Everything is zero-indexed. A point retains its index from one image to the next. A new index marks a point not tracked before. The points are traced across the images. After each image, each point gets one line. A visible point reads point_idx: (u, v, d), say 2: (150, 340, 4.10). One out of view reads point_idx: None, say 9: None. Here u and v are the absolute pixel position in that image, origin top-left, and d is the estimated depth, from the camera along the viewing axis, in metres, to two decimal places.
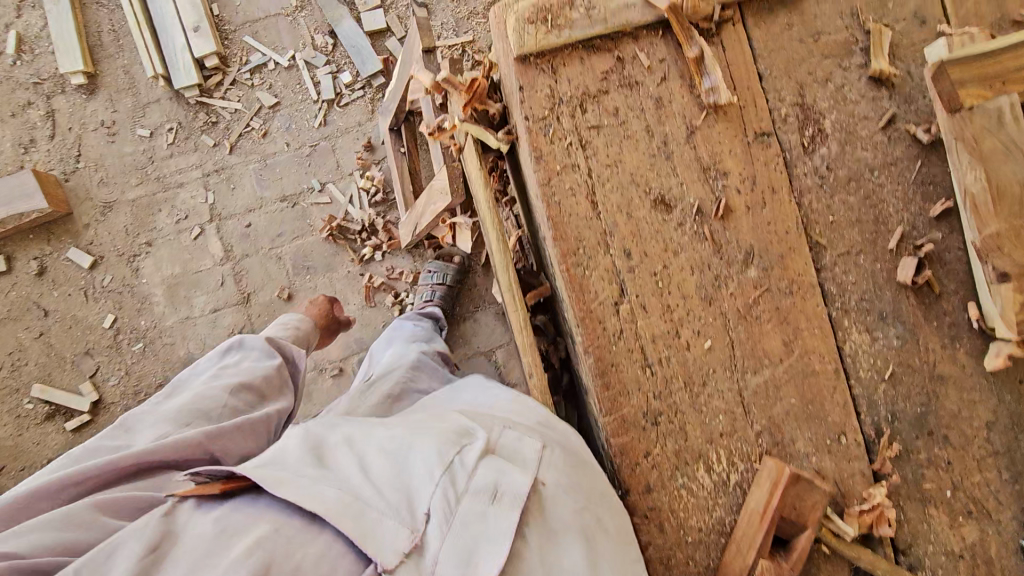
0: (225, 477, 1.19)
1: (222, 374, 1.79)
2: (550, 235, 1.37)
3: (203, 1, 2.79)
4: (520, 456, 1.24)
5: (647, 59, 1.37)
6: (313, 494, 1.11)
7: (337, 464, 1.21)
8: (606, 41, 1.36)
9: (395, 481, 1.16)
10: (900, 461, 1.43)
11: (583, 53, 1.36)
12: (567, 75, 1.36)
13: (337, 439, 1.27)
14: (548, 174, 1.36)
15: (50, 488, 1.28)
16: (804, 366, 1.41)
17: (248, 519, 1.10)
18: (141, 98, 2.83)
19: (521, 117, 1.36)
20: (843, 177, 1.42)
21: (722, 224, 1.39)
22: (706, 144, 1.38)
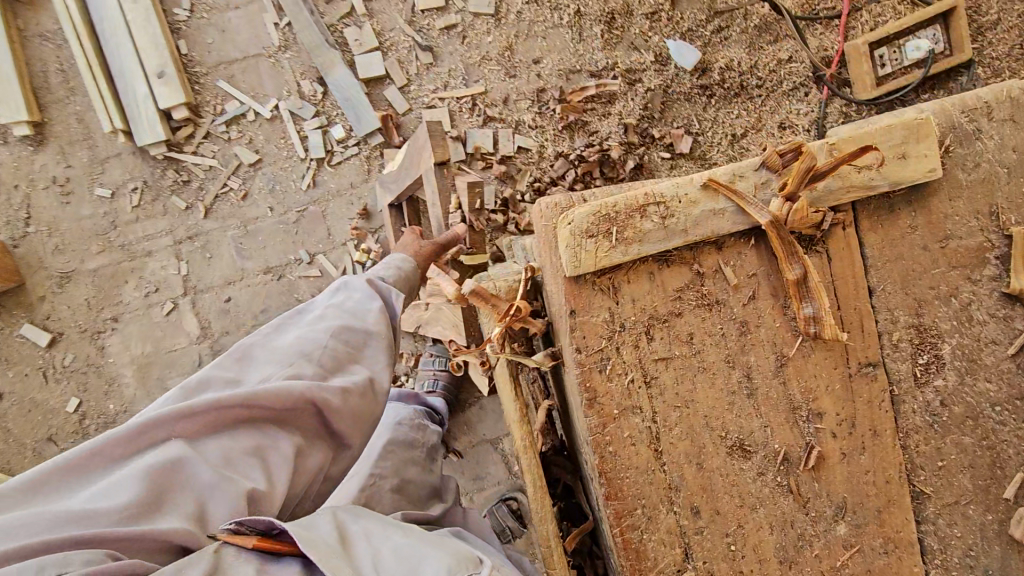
0: (263, 530, 0.96)
1: (331, 303, 1.32)
2: (601, 490, 1.10)
3: (168, 39, 2.35)
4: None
5: (733, 272, 1.07)
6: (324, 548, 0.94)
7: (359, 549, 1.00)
8: (683, 251, 1.05)
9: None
10: None
11: (653, 268, 1.05)
12: (630, 295, 1.05)
13: (358, 526, 1.06)
14: (602, 419, 1.07)
15: (111, 449, 0.98)
16: None
17: None
18: (98, 152, 2.43)
19: (569, 348, 1.06)
20: (959, 413, 1.15)
21: (811, 475, 1.13)
22: (799, 378, 1.10)
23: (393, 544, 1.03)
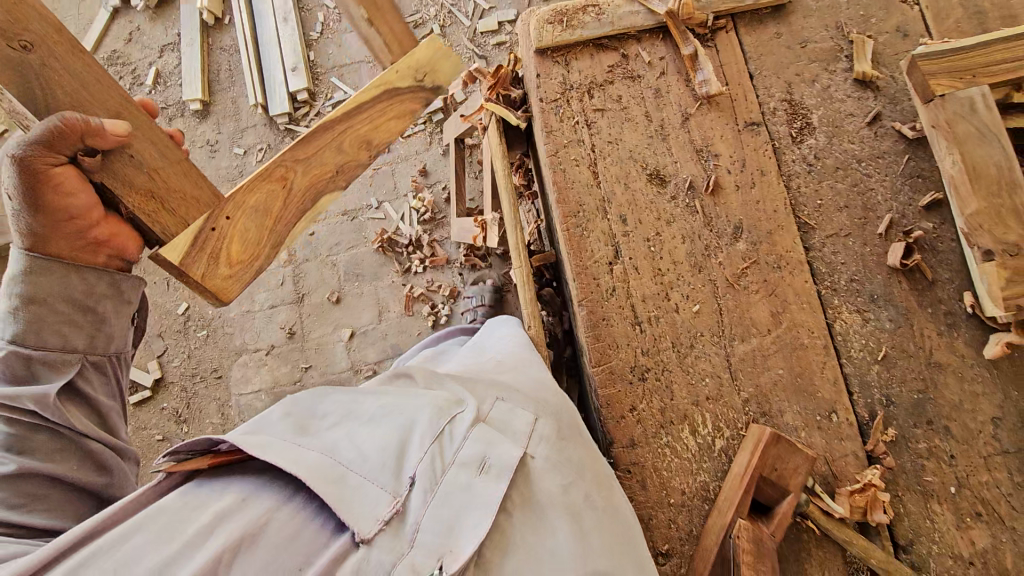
0: (207, 448, 1.04)
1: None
2: (555, 200, 1.54)
3: (303, 49, 3.35)
4: (510, 428, 1.20)
5: (648, 56, 1.59)
6: (294, 453, 1.03)
7: (319, 433, 1.11)
8: (613, 41, 1.60)
9: (378, 460, 1.06)
10: (895, 447, 1.38)
11: (593, 50, 1.60)
12: (578, 66, 1.60)
13: (329, 414, 1.16)
14: (556, 147, 1.55)
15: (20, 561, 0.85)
16: (793, 338, 1.43)
17: (214, 493, 0.99)
18: (241, 123, 3.35)
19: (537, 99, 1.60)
20: (831, 166, 1.53)
21: (713, 201, 1.51)
22: (699, 129, 1.54)
23: (367, 422, 1.14)
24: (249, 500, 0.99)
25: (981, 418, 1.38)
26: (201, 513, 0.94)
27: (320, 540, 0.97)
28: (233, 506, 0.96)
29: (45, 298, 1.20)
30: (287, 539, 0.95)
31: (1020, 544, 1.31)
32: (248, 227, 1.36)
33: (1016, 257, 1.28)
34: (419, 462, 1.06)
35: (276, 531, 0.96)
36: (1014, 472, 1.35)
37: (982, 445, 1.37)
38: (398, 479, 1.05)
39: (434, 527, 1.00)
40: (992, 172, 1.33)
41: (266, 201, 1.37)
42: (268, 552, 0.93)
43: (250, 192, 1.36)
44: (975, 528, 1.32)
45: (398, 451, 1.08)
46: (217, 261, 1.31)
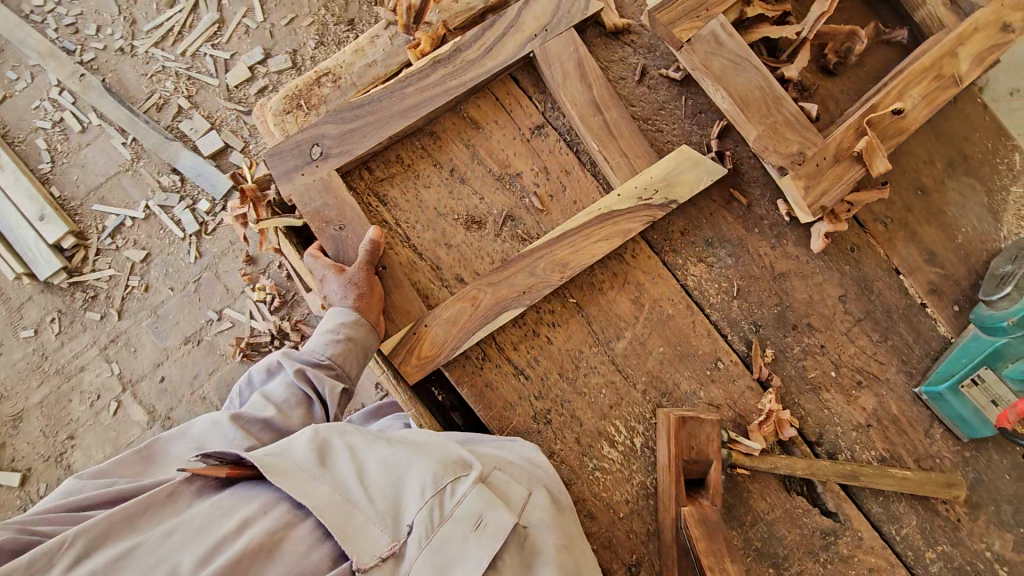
0: (233, 461, 1.08)
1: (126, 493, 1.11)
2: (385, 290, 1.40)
3: (41, 189, 2.81)
4: (507, 495, 1.17)
5: None
6: (307, 485, 1.05)
7: (338, 468, 1.10)
8: None
9: (386, 500, 1.07)
10: (778, 363, 1.50)
11: None
12: None
13: (344, 452, 1.13)
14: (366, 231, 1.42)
15: (93, 534, 0.96)
16: (660, 314, 1.47)
17: (244, 497, 1.04)
18: (14, 302, 2.81)
19: (318, 198, 1.34)
20: (629, 135, 1.45)
21: (535, 220, 1.46)
22: (492, 155, 1.46)
23: (380, 469, 1.12)
24: (270, 512, 1.03)
25: (831, 302, 1.53)
26: (230, 517, 1.01)
27: (327, 563, 1.00)
28: (256, 517, 1.01)
29: (349, 337, 1.29)
30: (303, 555, 1.00)
31: (895, 389, 1.53)
32: (440, 330, 1.35)
33: (804, 164, 1.36)
34: (417, 512, 1.05)
35: (293, 548, 1.00)
36: (870, 333, 1.54)
37: (841, 324, 1.53)
38: (398, 525, 1.04)
39: (422, 572, 1.00)
40: (757, 95, 1.38)
41: (455, 314, 1.36)
42: (286, 568, 0.97)
43: (444, 305, 1.36)
44: (861, 395, 1.52)
45: (406, 495, 1.07)
46: (410, 352, 1.35)
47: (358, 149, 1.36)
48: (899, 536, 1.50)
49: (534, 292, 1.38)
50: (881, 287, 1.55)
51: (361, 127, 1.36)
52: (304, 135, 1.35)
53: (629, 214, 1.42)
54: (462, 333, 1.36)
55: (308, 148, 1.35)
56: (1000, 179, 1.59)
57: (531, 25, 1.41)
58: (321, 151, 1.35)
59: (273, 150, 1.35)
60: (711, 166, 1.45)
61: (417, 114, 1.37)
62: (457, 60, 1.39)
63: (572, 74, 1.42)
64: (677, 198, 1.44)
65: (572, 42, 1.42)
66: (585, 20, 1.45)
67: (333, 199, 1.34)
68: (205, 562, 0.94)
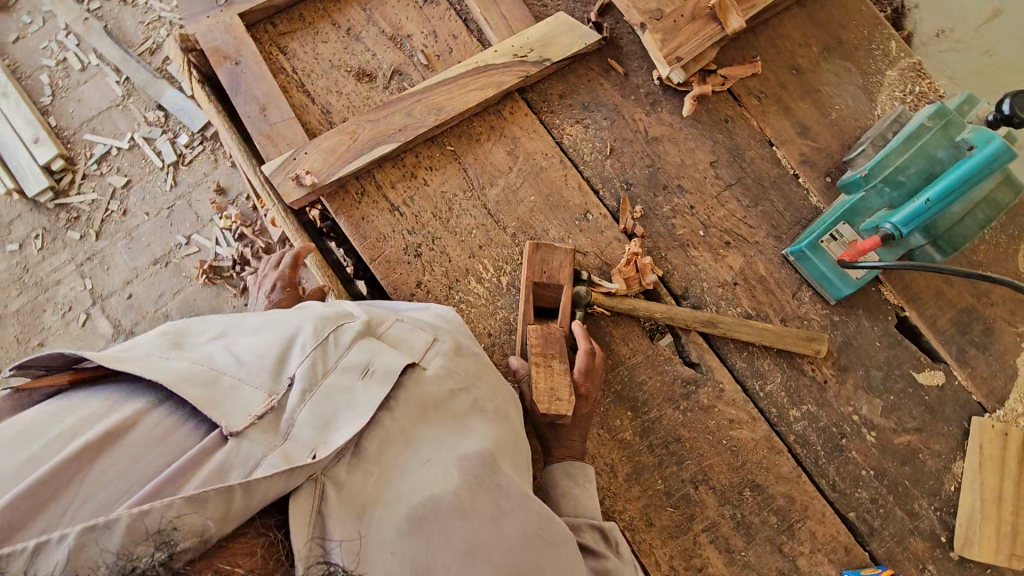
0: (73, 365, 0.97)
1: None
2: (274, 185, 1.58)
3: (38, 117, 3.08)
4: (403, 344, 1.16)
5: None
6: (158, 364, 0.94)
7: (199, 347, 1.01)
8: None
9: (260, 368, 0.99)
10: (647, 219, 1.57)
11: None
12: None
13: (209, 339, 1.05)
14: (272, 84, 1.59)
15: None
16: (533, 166, 1.57)
17: (86, 397, 0.92)
18: (4, 218, 3.05)
19: (220, 36, 1.52)
20: (510, 2, 1.59)
21: (422, 76, 1.59)
22: (385, 18, 1.61)
23: (251, 338, 1.05)
24: (114, 409, 0.90)
25: (703, 167, 1.60)
26: (60, 423, 0.87)
27: (192, 440, 0.89)
28: (92, 420, 0.87)
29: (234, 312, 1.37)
30: (158, 440, 0.87)
31: (763, 252, 1.57)
32: (317, 161, 1.48)
33: (661, 20, 1.47)
34: (299, 364, 1.00)
35: (146, 428, 0.88)
36: (741, 198, 1.60)
37: (712, 188, 1.60)
38: (276, 381, 0.98)
39: (310, 423, 0.95)
40: None
41: (333, 145, 1.49)
42: (140, 454, 0.85)
43: (324, 138, 1.50)
44: (729, 255, 1.57)
45: (281, 354, 1.02)
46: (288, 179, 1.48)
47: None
48: (762, 393, 1.53)
49: (408, 130, 1.50)
50: (753, 157, 1.62)
51: None
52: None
53: (503, 68, 1.55)
54: (338, 163, 1.49)
55: None
56: (876, 64, 1.66)
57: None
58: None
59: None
60: (585, 32, 1.58)
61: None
62: None
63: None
64: (552, 58, 1.56)
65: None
66: None
67: (234, 39, 1.51)
68: (37, 463, 0.81)
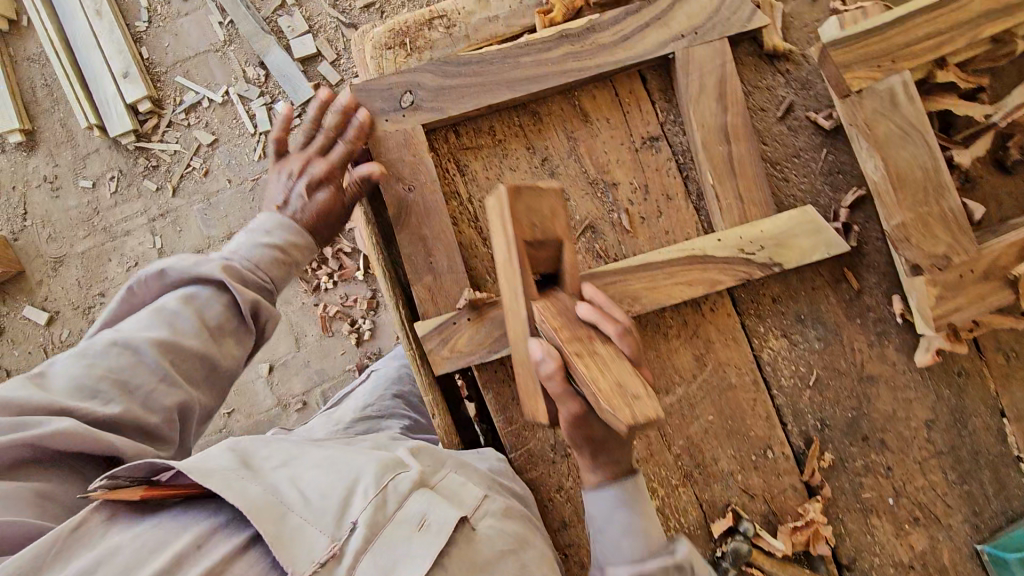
0: (150, 479, 0.93)
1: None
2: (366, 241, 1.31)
3: (130, 46, 2.76)
4: (460, 500, 1.06)
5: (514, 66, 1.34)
6: (237, 484, 0.94)
7: (269, 475, 1.00)
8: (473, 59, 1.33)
9: (329, 511, 0.95)
10: (833, 472, 1.34)
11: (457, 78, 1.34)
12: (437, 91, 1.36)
13: (280, 472, 1.01)
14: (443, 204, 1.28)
15: None
16: (721, 380, 1.32)
17: (172, 529, 0.89)
18: (80, 150, 2.82)
19: (395, 149, 1.24)
20: (751, 178, 1.26)
21: (619, 240, 1.30)
22: (591, 155, 1.30)
23: (315, 473, 1.02)
24: (207, 539, 0.89)
25: (915, 424, 1.34)
26: (162, 551, 0.85)
27: None
28: (190, 555, 0.86)
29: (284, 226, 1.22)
30: None
31: (953, 538, 1.34)
32: (479, 330, 1.24)
33: (945, 271, 1.16)
34: (362, 511, 0.96)
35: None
36: (947, 471, 1.35)
37: (916, 450, 1.35)
38: (340, 523, 0.94)
39: None
40: (918, 177, 1.16)
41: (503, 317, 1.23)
42: None
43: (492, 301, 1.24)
44: (913, 533, 1.34)
45: (340, 503, 0.97)
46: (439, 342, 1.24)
47: (453, 108, 1.23)
48: None
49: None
50: (976, 424, 1.35)
51: (461, 87, 1.23)
52: (398, 80, 1.24)
53: (722, 264, 1.25)
54: (502, 339, 1.24)
55: (401, 93, 1.24)
56: None
57: (679, 24, 1.26)
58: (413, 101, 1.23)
59: (361, 85, 1.24)
60: (832, 236, 1.27)
61: (532, 88, 1.24)
62: (587, 41, 1.25)
63: (709, 91, 1.26)
64: (783, 263, 1.26)
65: (720, 52, 1.26)
66: (740, 34, 1.29)
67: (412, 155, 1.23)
68: None
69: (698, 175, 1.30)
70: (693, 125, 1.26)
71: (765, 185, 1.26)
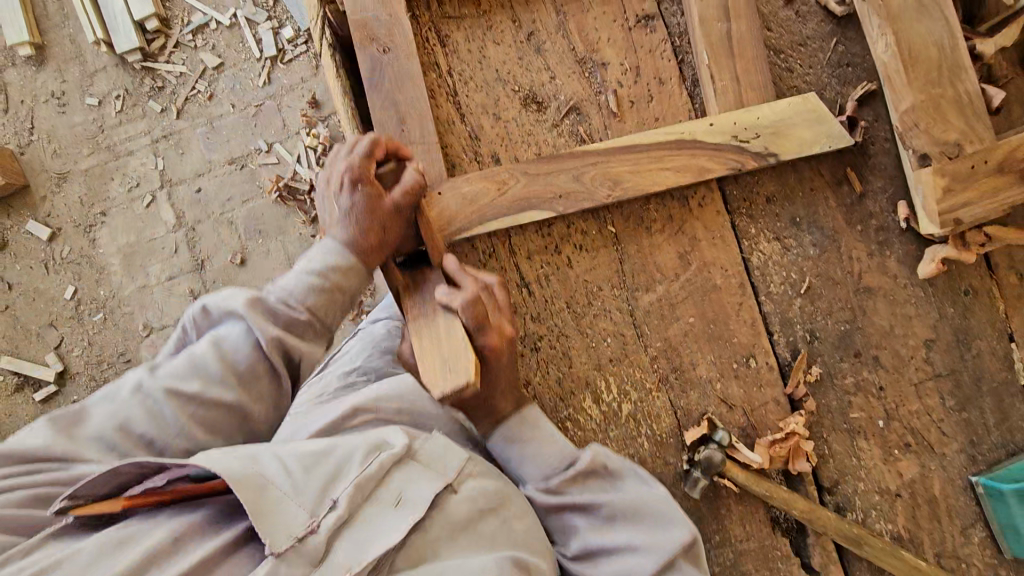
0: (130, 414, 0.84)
1: None
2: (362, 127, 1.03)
3: None
4: (437, 464, 0.91)
5: None
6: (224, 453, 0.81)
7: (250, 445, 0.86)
8: None
9: (311, 482, 0.83)
10: (820, 388, 1.25)
11: None
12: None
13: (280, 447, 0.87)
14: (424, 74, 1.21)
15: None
16: (705, 281, 1.24)
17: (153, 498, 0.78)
18: (88, 67, 2.81)
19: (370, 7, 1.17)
20: (751, 60, 1.17)
21: (604, 124, 1.22)
22: (581, 32, 1.22)
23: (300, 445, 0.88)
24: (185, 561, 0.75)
25: (913, 343, 1.25)
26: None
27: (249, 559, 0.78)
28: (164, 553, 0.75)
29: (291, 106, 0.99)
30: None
31: (946, 468, 1.25)
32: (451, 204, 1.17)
33: (956, 161, 1.06)
34: (348, 488, 0.84)
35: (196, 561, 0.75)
36: (945, 396, 1.25)
37: (913, 372, 1.25)
38: (320, 496, 0.82)
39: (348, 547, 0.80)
40: (933, 55, 1.06)
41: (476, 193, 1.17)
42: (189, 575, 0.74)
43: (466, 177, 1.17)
44: (903, 459, 1.25)
45: (331, 471, 0.85)
46: None
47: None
48: None
49: (571, 199, 1.17)
50: (981, 348, 1.25)
51: None
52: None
53: (712, 151, 1.17)
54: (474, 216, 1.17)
55: None
56: None
57: None
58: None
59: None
60: (835, 128, 1.17)
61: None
62: None
63: None
64: (780, 153, 1.17)
65: None
66: None
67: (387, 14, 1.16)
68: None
69: (695, 57, 1.21)
70: (690, 0, 1.17)
71: (766, 68, 1.17)
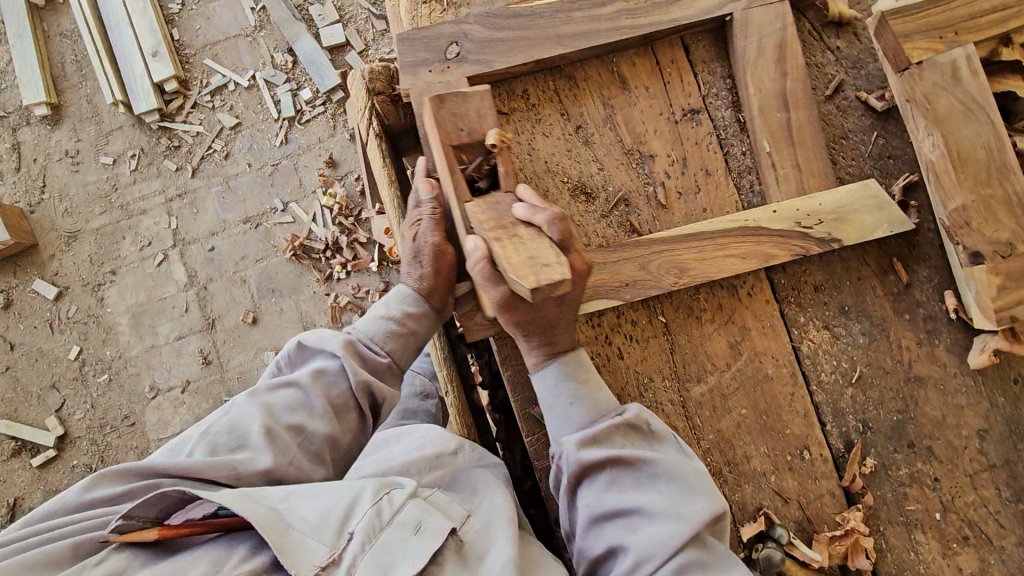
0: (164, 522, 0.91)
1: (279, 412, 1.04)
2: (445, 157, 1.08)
3: (162, 27, 2.78)
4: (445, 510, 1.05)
5: (615, 83, 1.25)
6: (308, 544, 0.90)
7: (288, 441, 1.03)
8: (546, 74, 1.24)
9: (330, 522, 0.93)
10: (875, 480, 1.23)
11: (540, 75, 1.24)
12: (509, 90, 1.24)
13: (281, 491, 0.96)
14: None
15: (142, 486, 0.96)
16: (756, 371, 1.23)
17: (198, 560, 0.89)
18: (104, 126, 2.81)
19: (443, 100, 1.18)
20: (811, 146, 1.21)
21: (653, 215, 1.23)
22: (628, 125, 1.24)
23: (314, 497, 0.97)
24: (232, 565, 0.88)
25: (966, 433, 1.24)
26: None
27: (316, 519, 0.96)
28: None
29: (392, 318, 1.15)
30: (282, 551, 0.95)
31: (1007, 562, 1.22)
32: None
33: (1010, 259, 1.08)
34: (360, 518, 0.94)
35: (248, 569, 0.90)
36: (1001, 487, 1.23)
37: (967, 462, 1.23)
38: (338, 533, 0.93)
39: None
40: (981, 157, 1.09)
41: None
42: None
43: None
44: (962, 554, 1.22)
45: (343, 513, 0.95)
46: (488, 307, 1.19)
47: (485, 65, 1.19)
48: None
49: (625, 292, 1.17)
50: None
51: (511, 40, 1.19)
52: (448, 29, 1.19)
53: (777, 237, 1.18)
54: None
55: (446, 45, 1.18)
56: None
57: None
58: (459, 54, 1.18)
59: (404, 36, 1.19)
60: (895, 213, 1.19)
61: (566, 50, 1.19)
62: None
63: (767, 54, 1.20)
64: (844, 238, 1.18)
65: (783, 13, 1.20)
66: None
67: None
68: None
69: (752, 144, 1.23)
70: (750, 90, 1.21)
71: (812, 162, 1.20)
